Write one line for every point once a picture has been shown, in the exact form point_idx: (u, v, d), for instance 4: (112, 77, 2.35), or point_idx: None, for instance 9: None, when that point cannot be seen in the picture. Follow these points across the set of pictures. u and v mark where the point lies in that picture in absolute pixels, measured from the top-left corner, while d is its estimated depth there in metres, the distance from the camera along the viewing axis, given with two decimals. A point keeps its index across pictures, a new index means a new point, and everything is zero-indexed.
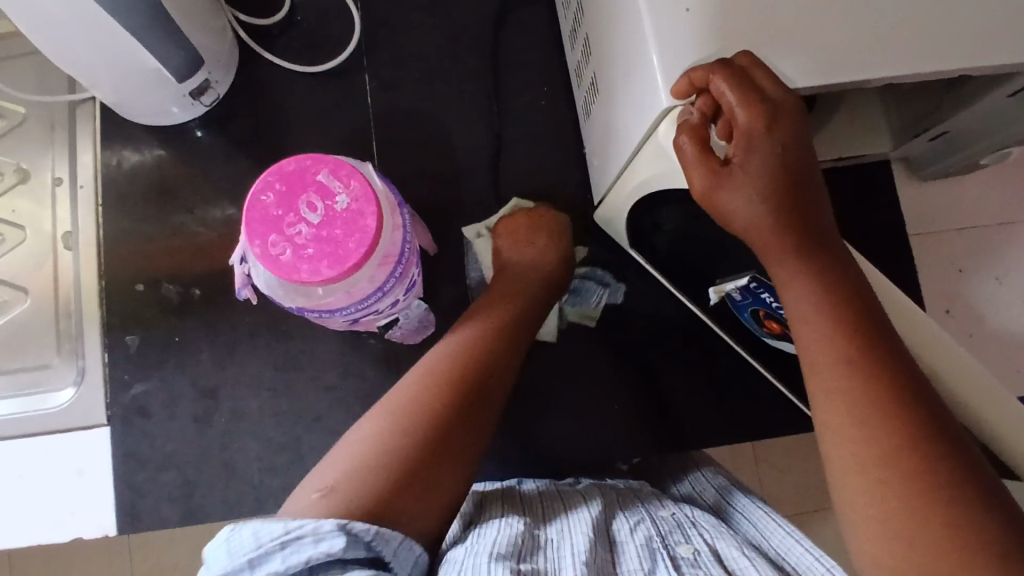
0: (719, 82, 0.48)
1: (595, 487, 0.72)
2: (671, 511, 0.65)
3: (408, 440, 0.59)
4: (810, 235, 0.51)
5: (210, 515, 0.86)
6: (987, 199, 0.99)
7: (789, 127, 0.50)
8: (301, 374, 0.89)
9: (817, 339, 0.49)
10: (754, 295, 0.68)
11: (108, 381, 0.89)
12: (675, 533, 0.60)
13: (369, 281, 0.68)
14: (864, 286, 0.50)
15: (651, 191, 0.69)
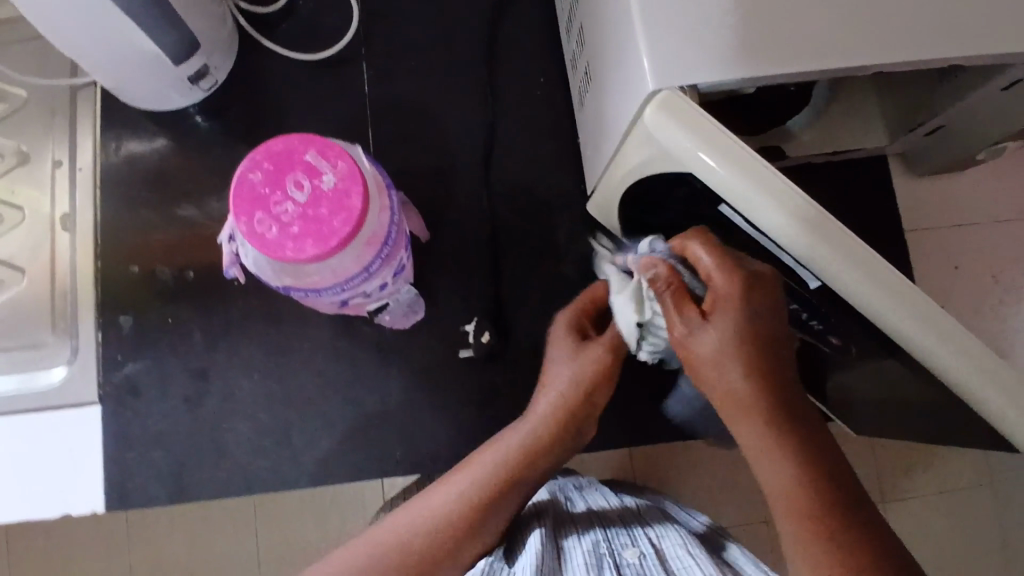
0: (695, 248, 0.56)
1: (558, 504, 0.74)
2: (618, 513, 0.71)
3: (446, 530, 0.60)
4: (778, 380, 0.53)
5: (198, 494, 0.87)
6: (982, 196, 0.99)
7: (760, 301, 0.53)
8: (290, 357, 0.89)
9: (776, 459, 0.52)
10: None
11: (101, 360, 0.90)
12: (621, 534, 0.65)
13: (355, 261, 0.68)
14: (823, 436, 0.53)
15: (640, 180, 0.70)
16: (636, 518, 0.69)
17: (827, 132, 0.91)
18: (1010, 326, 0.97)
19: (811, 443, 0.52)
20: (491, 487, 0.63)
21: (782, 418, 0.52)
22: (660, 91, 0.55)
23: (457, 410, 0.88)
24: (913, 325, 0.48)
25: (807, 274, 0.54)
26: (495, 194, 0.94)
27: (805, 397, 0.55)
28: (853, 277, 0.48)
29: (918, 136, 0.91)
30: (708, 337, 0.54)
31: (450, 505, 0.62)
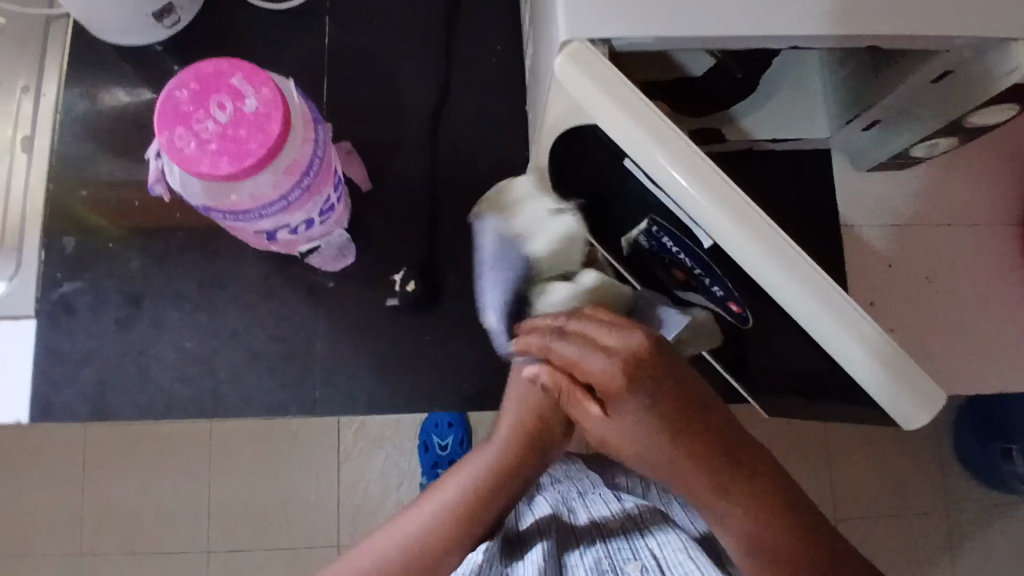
0: (574, 335, 0.55)
1: (569, 496, 0.72)
2: (630, 529, 0.66)
3: (414, 564, 0.58)
4: (698, 430, 0.54)
5: (119, 413, 0.91)
6: (922, 198, 1.00)
7: (665, 354, 0.53)
8: (223, 290, 0.92)
9: (729, 510, 0.55)
10: (656, 241, 0.71)
11: (40, 277, 0.93)
12: (626, 551, 0.64)
13: (273, 187, 0.71)
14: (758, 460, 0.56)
15: (560, 135, 0.73)
16: (640, 532, 0.65)
17: (769, 117, 0.96)
18: (941, 328, 0.98)
19: (753, 480, 0.55)
20: (463, 519, 0.60)
21: (716, 454, 0.54)
22: (569, 41, 0.61)
23: (378, 355, 0.92)
24: (767, 253, 0.55)
25: (701, 231, 0.60)
26: (439, 154, 0.97)
27: (731, 422, 0.56)
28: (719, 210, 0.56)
29: (856, 132, 0.93)
30: (632, 423, 0.54)
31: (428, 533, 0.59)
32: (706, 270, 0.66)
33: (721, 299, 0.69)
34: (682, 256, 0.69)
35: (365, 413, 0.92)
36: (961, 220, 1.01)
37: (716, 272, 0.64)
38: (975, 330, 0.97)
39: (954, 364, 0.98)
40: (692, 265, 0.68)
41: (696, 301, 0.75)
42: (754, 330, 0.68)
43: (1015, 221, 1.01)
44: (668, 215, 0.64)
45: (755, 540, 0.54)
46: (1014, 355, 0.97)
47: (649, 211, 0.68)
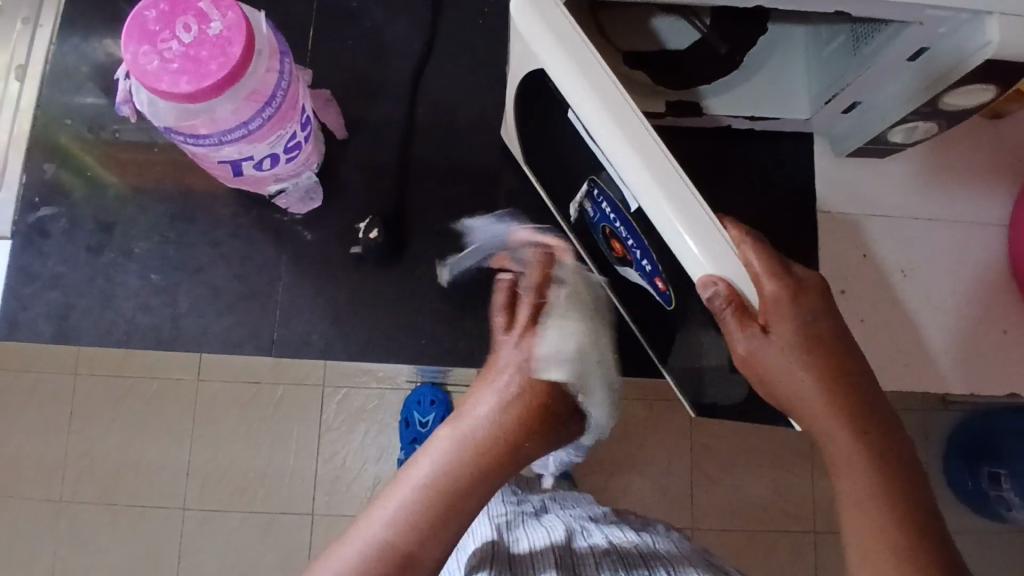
0: (747, 251, 0.58)
1: (572, 531, 0.82)
2: (635, 550, 0.77)
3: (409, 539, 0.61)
4: (833, 372, 0.61)
5: (81, 337, 0.92)
6: (898, 192, 1.01)
7: (805, 301, 0.61)
8: (193, 225, 0.95)
9: (848, 451, 0.61)
10: (598, 207, 0.73)
11: (18, 199, 0.96)
12: (635, 559, 0.75)
13: (234, 114, 0.72)
14: (867, 399, 0.62)
15: (522, 80, 0.74)
16: (648, 555, 0.76)
17: (745, 96, 0.94)
18: (907, 320, 0.98)
19: (850, 409, 0.61)
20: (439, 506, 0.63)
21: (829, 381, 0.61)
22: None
23: (337, 301, 0.94)
24: (682, 220, 0.57)
25: (628, 193, 0.62)
26: (416, 110, 0.98)
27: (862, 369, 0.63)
28: (643, 170, 0.58)
29: (836, 115, 0.94)
30: (785, 359, 0.60)
31: (399, 522, 0.62)
32: (637, 240, 0.67)
33: (650, 276, 0.70)
34: (618, 224, 0.70)
35: (319, 358, 0.93)
36: (941, 216, 1.01)
37: (644, 243, 0.66)
38: (945, 327, 0.98)
39: (920, 362, 0.97)
40: (626, 235, 0.69)
41: (631, 272, 0.76)
42: (677, 310, 0.69)
43: (990, 221, 1.01)
44: (604, 171, 0.66)
45: (875, 491, 0.60)
46: (982, 355, 0.98)
47: (592, 170, 0.70)
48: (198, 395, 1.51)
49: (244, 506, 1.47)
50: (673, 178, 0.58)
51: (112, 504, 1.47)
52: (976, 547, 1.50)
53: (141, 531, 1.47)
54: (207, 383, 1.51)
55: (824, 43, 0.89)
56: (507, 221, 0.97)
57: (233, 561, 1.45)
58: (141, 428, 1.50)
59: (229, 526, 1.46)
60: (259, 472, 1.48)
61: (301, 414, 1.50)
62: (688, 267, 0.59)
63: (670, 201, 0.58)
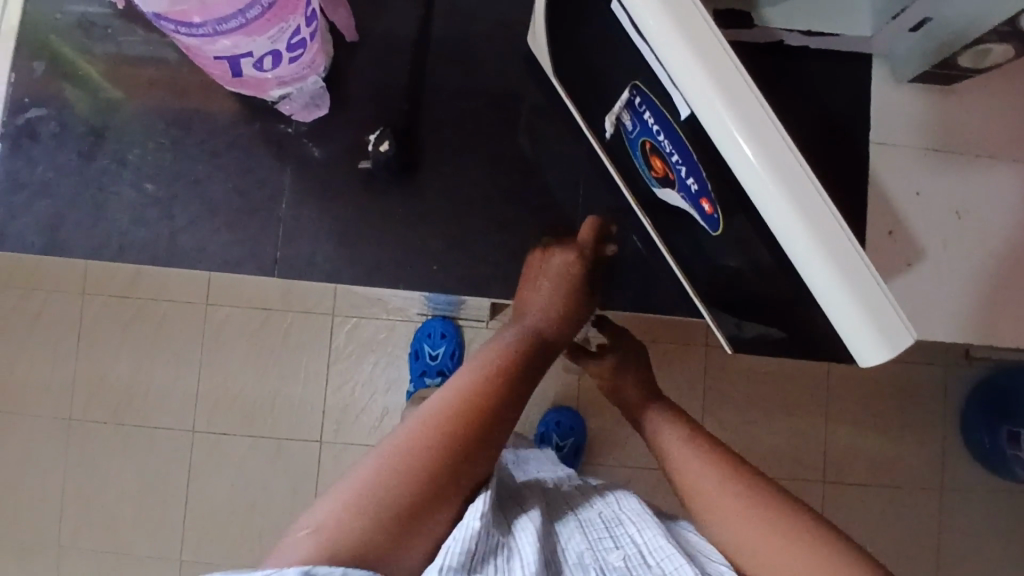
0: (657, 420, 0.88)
1: (536, 492, 0.80)
2: (600, 512, 0.77)
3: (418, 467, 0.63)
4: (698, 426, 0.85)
5: (73, 249, 0.87)
6: (964, 123, 0.90)
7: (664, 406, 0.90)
8: (190, 133, 0.88)
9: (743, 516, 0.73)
10: (639, 118, 0.67)
11: (6, 100, 0.89)
12: (599, 531, 0.74)
13: (228, 1, 0.64)
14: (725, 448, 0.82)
15: None
16: (615, 514, 0.76)
17: (805, 7, 0.86)
18: (960, 268, 0.89)
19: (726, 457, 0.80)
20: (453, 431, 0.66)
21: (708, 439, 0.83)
22: None
23: (343, 221, 0.88)
24: (742, 126, 0.53)
25: (681, 99, 0.57)
26: (433, 14, 0.89)
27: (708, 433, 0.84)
28: (700, 66, 0.53)
29: (902, 32, 0.85)
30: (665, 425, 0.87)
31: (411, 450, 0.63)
32: (683, 155, 0.63)
33: (695, 197, 0.66)
34: (661, 137, 0.65)
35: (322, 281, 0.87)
36: (1006, 155, 0.91)
37: (691, 158, 0.62)
38: (999, 277, 0.90)
39: (968, 313, 0.89)
40: (670, 150, 0.65)
41: (670, 191, 0.71)
42: (720, 236, 0.66)
43: None
44: (649, 76, 0.60)
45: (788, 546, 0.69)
46: None
47: (636, 74, 0.62)
48: (205, 319, 1.48)
49: (250, 433, 1.45)
50: (729, 74, 0.53)
51: (118, 427, 1.46)
52: (992, 505, 1.47)
53: (148, 451, 1.46)
54: (214, 308, 1.48)
55: None
56: (528, 142, 0.89)
57: (238, 486, 1.45)
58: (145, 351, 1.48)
59: (235, 453, 1.45)
60: (266, 399, 1.46)
61: (308, 343, 1.47)
62: (746, 183, 0.54)
63: (730, 111, 0.53)
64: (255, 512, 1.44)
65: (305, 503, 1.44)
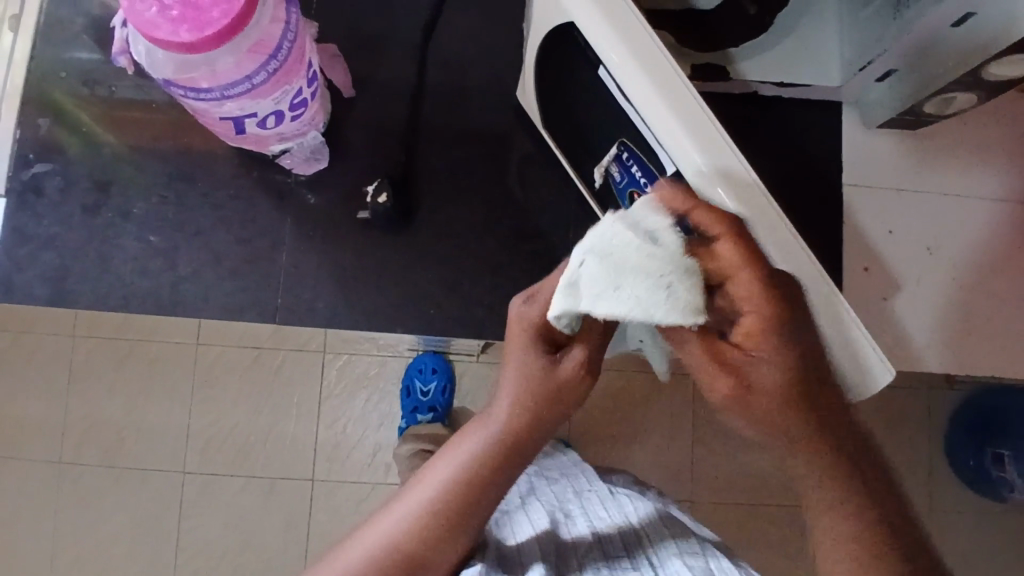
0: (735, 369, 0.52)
1: (553, 507, 0.83)
2: (617, 524, 0.78)
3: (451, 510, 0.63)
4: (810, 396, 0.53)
5: (77, 301, 0.89)
6: (932, 165, 0.96)
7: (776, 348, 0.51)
8: (192, 185, 0.91)
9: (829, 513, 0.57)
10: (626, 170, 0.69)
11: (11, 155, 0.92)
12: (616, 545, 0.75)
13: (236, 67, 0.68)
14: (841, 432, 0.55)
15: (545, 33, 0.70)
16: (631, 531, 0.77)
17: (775, 59, 0.89)
18: (932, 301, 0.94)
19: (847, 454, 0.56)
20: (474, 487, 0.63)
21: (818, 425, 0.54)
22: None
23: (343, 267, 0.90)
24: (717, 174, 0.56)
25: (666, 156, 0.60)
26: (426, 68, 0.94)
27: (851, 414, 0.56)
28: (665, 105, 0.57)
29: (870, 82, 0.89)
30: (764, 368, 0.51)
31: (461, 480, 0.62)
32: None
33: None
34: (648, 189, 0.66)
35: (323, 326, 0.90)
36: (970, 192, 0.96)
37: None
38: (970, 307, 0.94)
39: (946, 342, 0.93)
40: None
41: None
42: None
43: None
44: (637, 134, 0.64)
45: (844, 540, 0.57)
46: (1004, 336, 0.95)
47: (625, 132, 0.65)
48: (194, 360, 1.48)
49: (197, 469, 1.46)
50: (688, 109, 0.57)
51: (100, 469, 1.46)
52: None
53: (140, 494, 1.45)
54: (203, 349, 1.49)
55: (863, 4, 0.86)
56: (520, 188, 0.93)
57: (231, 527, 1.44)
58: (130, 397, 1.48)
59: (224, 494, 1.45)
60: (257, 438, 1.47)
61: (291, 382, 1.48)
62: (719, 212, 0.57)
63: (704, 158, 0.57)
64: (249, 553, 1.43)
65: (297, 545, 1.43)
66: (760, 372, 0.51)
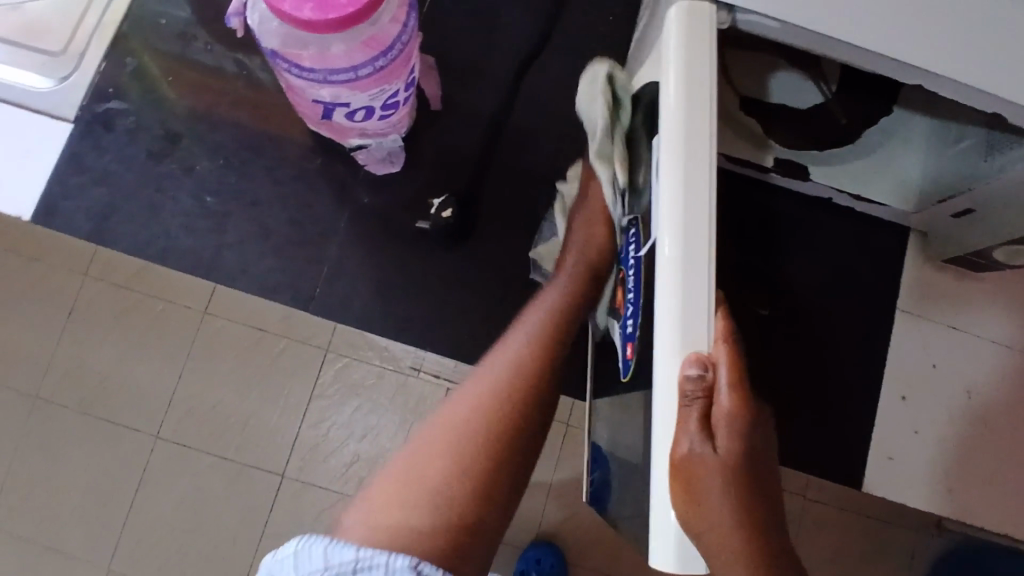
0: (724, 490, 0.46)
1: None
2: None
3: (475, 455, 0.59)
4: (761, 515, 0.48)
5: (114, 240, 0.91)
6: (986, 309, 0.95)
7: (723, 428, 0.47)
8: (260, 157, 0.92)
9: (719, 505, 0.46)
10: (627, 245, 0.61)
11: (90, 86, 0.93)
12: None
13: (346, 56, 0.68)
14: (768, 513, 0.48)
15: (635, 93, 0.66)
16: None
17: (855, 170, 0.88)
18: (960, 444, 0.92)
19: (738, 493, 0.47)
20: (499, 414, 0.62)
21: (744, 498, 0.47)
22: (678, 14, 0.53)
23: (384, 273, 0.91)
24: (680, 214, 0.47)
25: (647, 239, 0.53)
26: (513, 100, 0.94)
27: (736, 472, 0.47)
28: (682, 194, 0.47)
29: (944, 214, 0.88)
30: (721, 435, 0.47)
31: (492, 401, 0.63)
32: (637, 297, 0.57)
33: (627, 338, 0.60)
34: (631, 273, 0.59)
35: (339, 326, 0.91)
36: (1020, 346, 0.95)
37: (638, 308, 0.56)
38: (997, 460, 0.92)
39: (962, 494, 0.92)
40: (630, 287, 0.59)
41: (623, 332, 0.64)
42: (627, 385, 0.61)
43: None
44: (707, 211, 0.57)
45: None
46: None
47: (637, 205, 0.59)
48: (199, 328, 0.91)
49: (170, 438, 0.90)
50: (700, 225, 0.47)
51: (70, 418, 0.90)
52: None
53: None
54: (206, 321, 0.91)
55: (951, 141, 0.81)
56: None
57: None
58: (125, 345, 0.91)
59: (177, 471, 0.90)
60: (234, 423, 0.91)
61: (285, 374, 0.91)
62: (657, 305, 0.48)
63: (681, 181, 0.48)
64: None
65: (232, 561, 0.89)
66: (697, 442, 0.47)
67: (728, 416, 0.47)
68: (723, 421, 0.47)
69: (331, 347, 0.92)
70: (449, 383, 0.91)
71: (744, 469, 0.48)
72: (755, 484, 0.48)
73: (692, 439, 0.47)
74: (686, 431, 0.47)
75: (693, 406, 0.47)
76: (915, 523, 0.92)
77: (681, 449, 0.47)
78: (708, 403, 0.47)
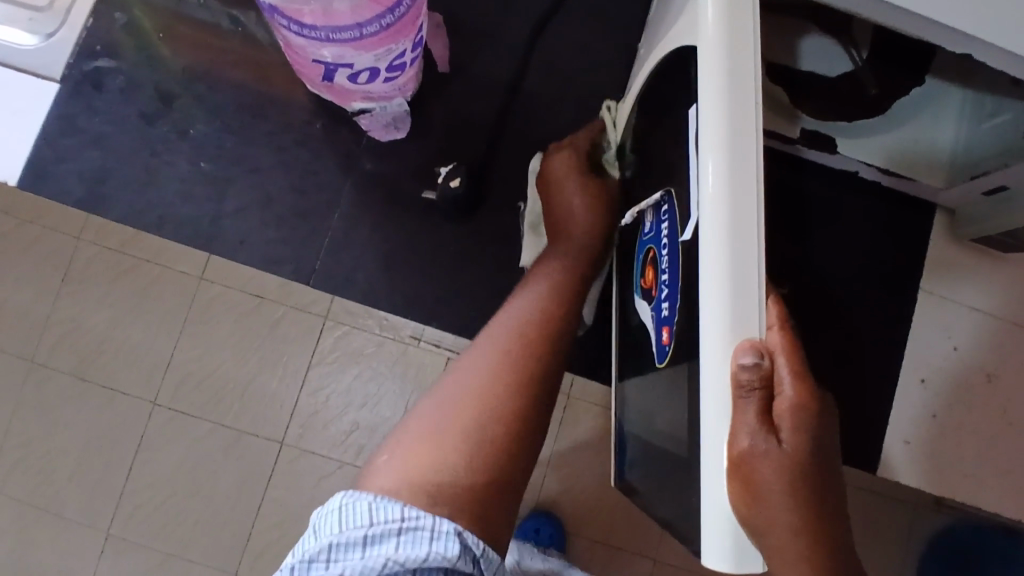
0: (787, 488, 0.43)
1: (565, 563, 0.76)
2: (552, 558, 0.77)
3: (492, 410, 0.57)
4: (827, 514, 0.44)
5: (106, 207, 0.87)
6: (1013, 292, 0.92)
7: (787, 425, 0.43)
8: (260, 121, 0.88)
9: (782, 506, 0.42)
10: (657, 223, 0.57)
11: (78, 43, 0.88)
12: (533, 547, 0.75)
13: (351, 12, 0.63)
14: (832, 512, 0.45)
15: (659, 60, 0.61)
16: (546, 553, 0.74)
17: (882, 144, 0.84)
18: (979, 429, 0.90)
19: (804, 492, 0.44)
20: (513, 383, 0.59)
21: (809, 497, 0.44)
22: None
23: (390, 246, 0.88)
24: (726, 195, 0.43)
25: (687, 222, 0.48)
26: (527, 65, 0.89)
27: (801, 470, 0.43)
28: (728, 174, 0.43)
29: (975, 192, 0.84)
30: (785, 432, 0.43)
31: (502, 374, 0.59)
32: (672, 277, 0.53)
33: (659, 322, 0.56)
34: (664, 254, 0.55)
35: (337, 298, 0.88)
36: None
37: (677, 285, 0.51)
38: (1018, 446, 0.90)
39: (979, 480, 0.90)
40: (663, 267, 0.55)
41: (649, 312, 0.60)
42: (661, 372, 0.57)
43: None
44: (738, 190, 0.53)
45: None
46: None
47: (667, 177, 0.55)
48: (194, 299, 0.88)
49: (165, 412, 0.88)
50: (750, 201, 0.42)
51: (63, 386, 0.87)
52: None
53: None
54: (201, 292, 0.88)
55: (986, 115, 0.76)
56: None
57: None
58: (115, 311, 0.88)
59: (175, 446, 0.87)
60: (234, 399, 0.88)
61: (282, 343, 0.88)
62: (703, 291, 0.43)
63: (727, 159, 0.43)
64: None
65: (231, 537, 0.87)
66: (760, 438, 0.42)
67: (788, 408, 0.44)
68: (784, 417, 0.43)
69: (329, 315, 0.88)
70: (449, 353, 0.88)
71: (808, 466, 0.44)
72: (819, 482, 0.44)
73: (752, 435, 0.43)
74: (748, 429, 0.43)
75: (750, 400, 0.42)
76: (913, 503, 0.90)
77: (740, 446, 0.43)
78: (768, 397, 0.43)
